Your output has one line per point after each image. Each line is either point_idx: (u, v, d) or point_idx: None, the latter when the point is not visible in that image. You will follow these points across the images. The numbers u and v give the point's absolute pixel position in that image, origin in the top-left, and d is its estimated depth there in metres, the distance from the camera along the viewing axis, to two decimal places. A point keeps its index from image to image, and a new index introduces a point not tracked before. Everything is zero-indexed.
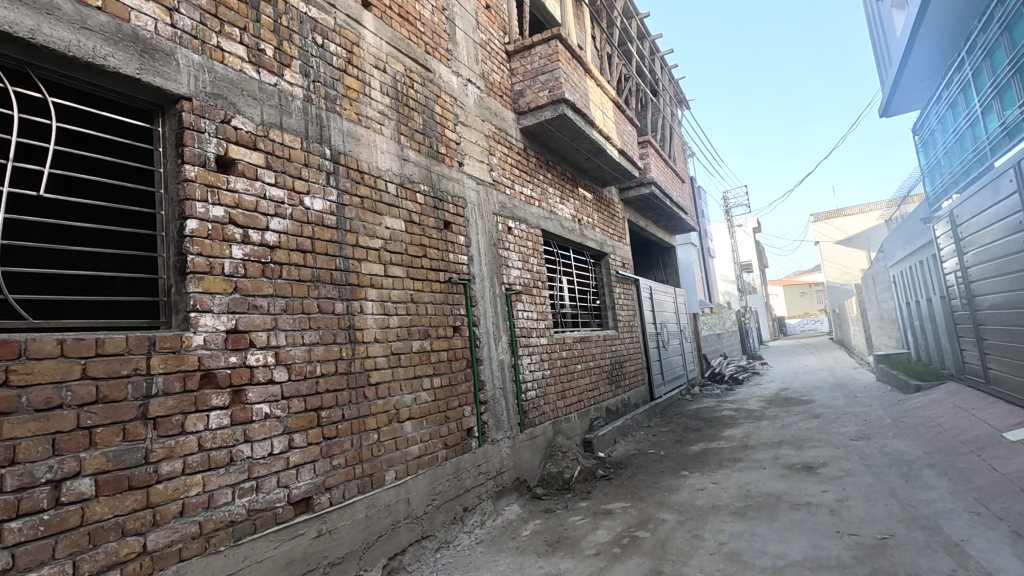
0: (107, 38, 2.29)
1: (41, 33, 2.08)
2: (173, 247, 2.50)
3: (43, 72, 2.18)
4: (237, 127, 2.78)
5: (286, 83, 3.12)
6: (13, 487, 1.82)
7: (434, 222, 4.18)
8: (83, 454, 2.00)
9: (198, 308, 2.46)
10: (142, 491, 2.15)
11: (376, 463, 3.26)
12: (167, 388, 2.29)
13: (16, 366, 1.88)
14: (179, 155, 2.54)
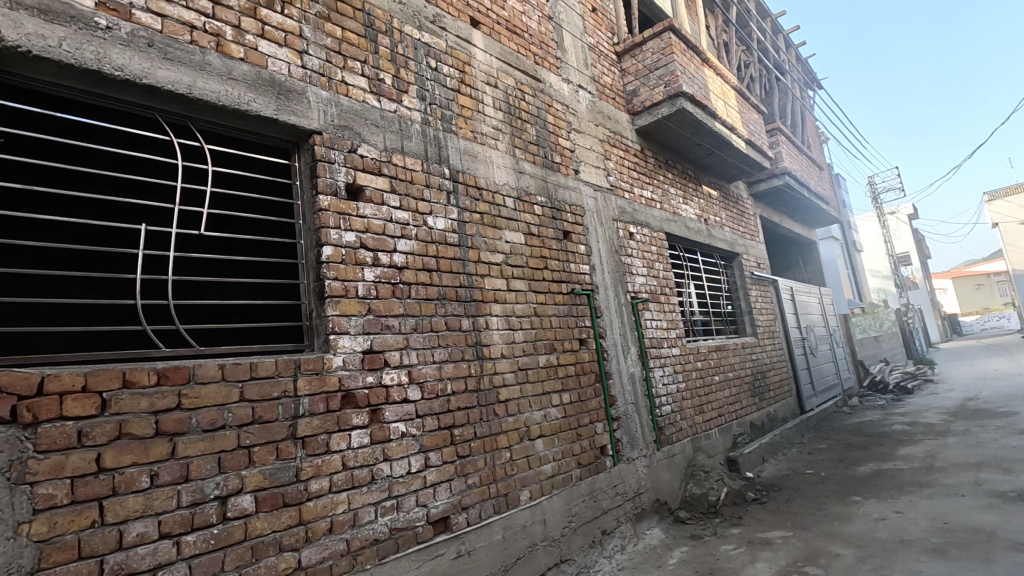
0: (249, 85, 2.48)
1: (196, 87, 2.29)
2: (313, 274, 2.62)
3: (199, 122, 2.40)
4: (363, 155, 2.88)
5: (404, 109, 3.20)
6: (187, 503, 1.96)
7: (552, 232, 4.07)
8: (243, 471, 2.12)
9: (337, 331, 2.55)
10: (295, 508, 2.24)
11: (510, 483, 3.17)
12: (313, 408, 2.38)
13: (186, 391, 2.04)
14: (313, 187, 2.68)
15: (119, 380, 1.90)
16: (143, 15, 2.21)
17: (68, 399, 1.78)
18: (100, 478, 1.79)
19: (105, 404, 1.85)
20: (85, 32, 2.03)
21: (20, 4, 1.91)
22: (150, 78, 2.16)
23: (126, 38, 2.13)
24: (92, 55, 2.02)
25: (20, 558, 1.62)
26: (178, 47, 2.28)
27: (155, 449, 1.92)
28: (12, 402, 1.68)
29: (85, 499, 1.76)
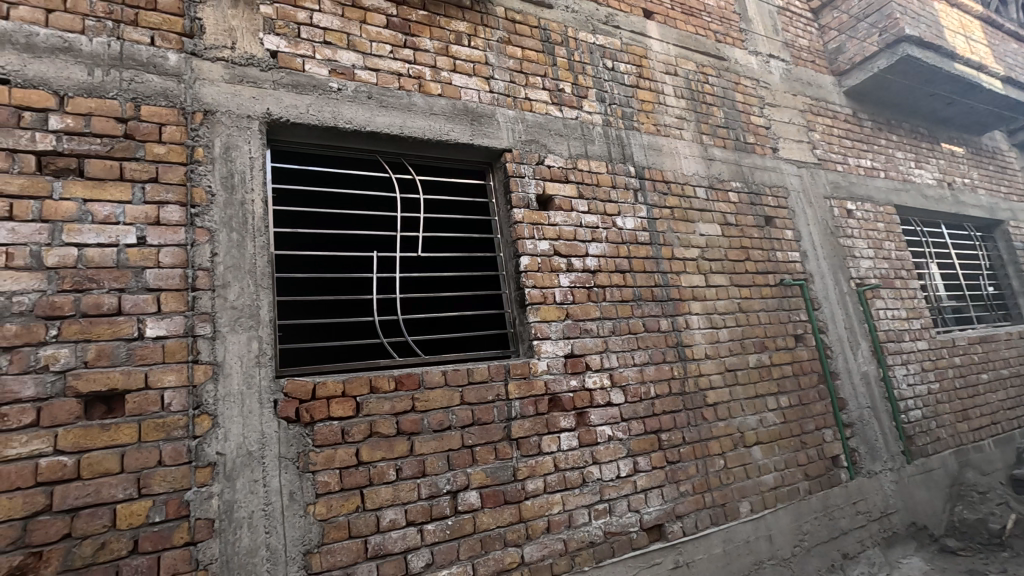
0: (448, 117, 2.71)
1: (407, 127, 2.57)
2: (513, 283, 2.76)
3: (410, 158, 2.69)
4: (550, 165, 2.97)
5: (585, 114, 3.23)
6: (426, 495, 2.18)
7: (752, 219, 3.72)
8: (469, 468, 2.30)
9: (539, 337, 2.65)
10: (515, 506, 2.36)
11: (727, 493, 2.94)
12: (523, 411, 2.50)
13: (418, 395, 2.28)
14: (508, 202, 2.83)
15: (368, 386, 2.19)
16: (362, 72, 2.54)
17: (333, 402, 2.10)
18: (360, 470, 2.08)
19: (358, 406, 2.14)
20: (323, 96, 2.41)
21: (278, 82, 2.33)
22: (372, 125, 2.48)
23: (352, 95, 2.47)
24: (329, 114, 2.39)
25: (309, 533, 1.94)
26: (390, 94, 2.58)
27: (398, 446, 2.17)
28: (295, 405, 2.04)
29: (350, 487, 2.04)
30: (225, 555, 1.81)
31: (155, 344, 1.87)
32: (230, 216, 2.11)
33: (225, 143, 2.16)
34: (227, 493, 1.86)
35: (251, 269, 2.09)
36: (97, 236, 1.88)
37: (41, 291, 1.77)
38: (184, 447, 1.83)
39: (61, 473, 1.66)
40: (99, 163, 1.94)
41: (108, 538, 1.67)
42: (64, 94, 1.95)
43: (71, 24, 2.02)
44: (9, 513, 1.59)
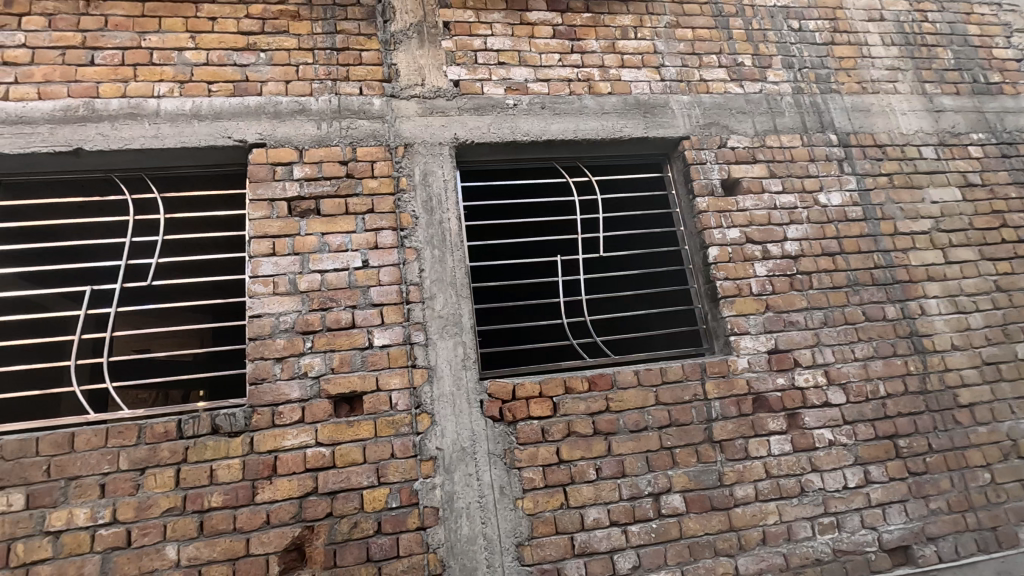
0: (620, 113, 2.67)
1: (580, 130, 2.59)
2: (702, 276, 2.60)
3: (585, 160, 2.71)
4: (734, 147, 2.75)
5: (771, 85, 2.93)
6: (628, 496, 2.15)
7: (1006, 176, 3.00)
8: (670, 471, 2.21)
9: (737, 332, 2.46)
10: (724, 512, 2.21)
11: (998, 514, 2.39)
12: (725, 411, 2.33)
13: (612, 395, 2.27)
14: (690, 191, 2.68)
15: (562, 386, 2.24)
16: (534, 85, 2.64)
17: (532, 402, 2.20)
18: (562, 468, 2.14)
19: (555, 406, 2.21)
20: (501, 114, 2.55)
21: (462, 108, 2.53)
22: (547, 134, 2.56)
23: (526, 108, 2.58)
24: (507, 129, 2.53)
25: (520, 526, 2.05)
26: (562, 100, 2.63)
27: (596, 445, 2.19)
28: (498, 404, 2.17)
29: (554, 484, 2.11)
30: (450, 540, 1.99)
31: (381, 351, 2.16)
32: (432, 234, 2.34)
33: (423, 170, 2.42)
34: (447, 485, 2.05)
35: (452, 281, 2.30)
36: (334, 262, 2.24)
37: (298, 311, 2.16)
38: (410, 442, 2.07)
39: (322, 461, 2.00)
40: (330, 201, 2.31)
41: (359, 518, 1.97)
42: (302, 148, 2.36)
43: (303, 89, 2.44)
44: (289, 492, 1.96)
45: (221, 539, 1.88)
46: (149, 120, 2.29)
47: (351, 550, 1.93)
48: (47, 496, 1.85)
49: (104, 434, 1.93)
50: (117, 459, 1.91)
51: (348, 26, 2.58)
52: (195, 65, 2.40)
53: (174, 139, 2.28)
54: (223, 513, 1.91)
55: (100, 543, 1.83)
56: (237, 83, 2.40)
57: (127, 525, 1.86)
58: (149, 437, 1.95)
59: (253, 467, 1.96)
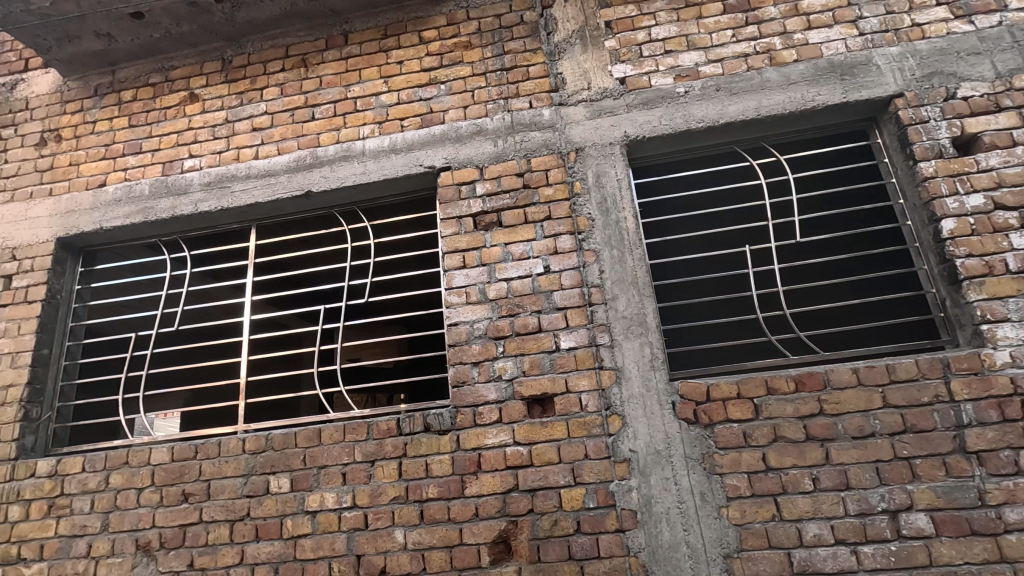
0: (811, 81, 2.38)
1: (763, 107, 2.37)
2: (934, 255, 2.19)
3: (771, 139, 2.47)
4: (966, 97, 2.28)
5: (1015, 12, 2.36)
6: (856, 512, 1.88)
7: None
8: (910, 485, 1.89)
9: (991, 320, 2.02)
10: (991, 539, 1.81)
11: None
12: (981, 416, 1.92)
13: (826, 397, 2.01)
14: (909, 157, 2.28)
15: (764, 387, 2.06)
16: (706, 68, 2.48)
17: (729, 403, 2.05)
18: (770, 476, 1.95)
19: (758, 409, 2.03)
20: (673, 103, 2.45)
21: (631, 104, 2.49)
22: (725, 117, 2.39)
23: (700, 93, 2.44)
24: (681, 119, 2.42)
25: (726, 536, 1.92)
26: (740, 78, 2.44)
27: (811, 453, 1.96)
28: (693, 406, 2.07)
29: (762, 494, 1.94)
30: (651, 545, 1.94)
31: (569, 354, 2.21)
32: (609, 235, 2.33)
33: (596, 172, 2.43)
34: (644, 488, 2.00)
35: (634, 280, 2.26)
36: (517, 270, 2.35)
37: (489, 318, 2.31)
38: (603, 443, 2.07)
39: (521, 459, 2.10)
40: (511, 213, 2.44)
41: (559, 516, 2.02)
42: (482, 166, 2.53)
43: (479, 112, 2.62)
44: (493, 487, 2.09)
45: (438, 527, 2.08)
46: (358, 159, 2.65)
47: (554, 547, 1.99)
48: (305, 481, 2.23)
49: (341, 430, 2.26)
50: (353, 452, 2.23)
51: (515, 45, 2.70)
52: (389, 106, 2.73)
53: (378, 173, 2.61)
54: (438, 504, 2.11)
55: (345, 524, 2.15)
56: (423, 116, 2.67)
57: (363, 509, 2.15)
58: (376, 433, 2.24)
59: (460, 463, 2.14)
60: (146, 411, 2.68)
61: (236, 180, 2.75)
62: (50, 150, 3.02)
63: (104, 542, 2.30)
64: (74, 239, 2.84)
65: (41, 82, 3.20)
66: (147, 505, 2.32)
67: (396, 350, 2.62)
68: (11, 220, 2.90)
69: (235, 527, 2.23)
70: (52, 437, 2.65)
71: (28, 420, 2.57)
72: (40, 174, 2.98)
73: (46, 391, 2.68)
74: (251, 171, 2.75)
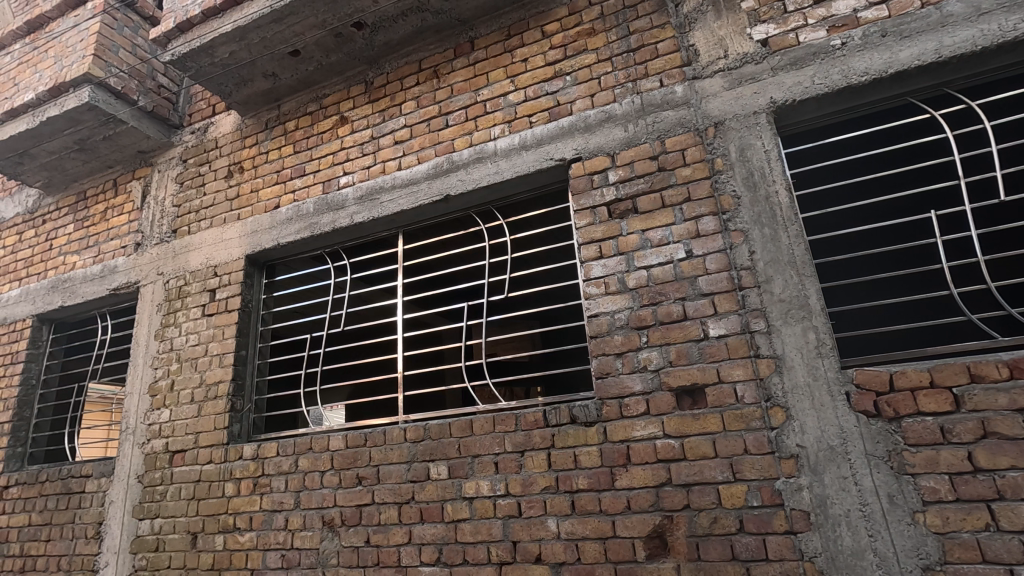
0: (1011, 6, 1.98)
1: (945, 47, 2.02)
2: None
3: (958, 83, 2.10)
4: None
5: None
6: None
7: None
8: None
9: None
10: None
11: None
12: None
13: None
14: None
15: (967, 374, 1.76)
16: (867, 13, 2.18)
17: (920, 394, 1.79)
18: (981, 479, 1.66)
19: (959, 400, 1.74)
20: (827, 59, 2.19)
21: (776, 67, 2.27)
22: (895, 65, 2.08)
23: (861, 43, 2.15)
24: (838, 75, 2.15)
25: (925, 546, 1.67)
26: (911, 19, 2.11)
27: None
28: (873, 398, 1.84)
29: (971, 499, 1.66)
30: (829, 551, 1.76)
31: (719, 342, 2.07)
32: (759, 213, 2.15)
33: (739, 146, 2.25)
34: (817, 487, 1.82)
35: (790, 260, 2.06)
36: (658, 257, 2.26)
37: (630, 308, 2.25)
38: (765, 437, 1.92)
39: (673, 452, 2.02)
40: (646, 198, 2.35)
41: (718, 514, 1.91)
42: (613, 153, 2.47)
43: (607, 98, 2.56)
44: (645, 481, 2.04)
45: (590, 519, 2.08)
46: (491, 160, 2.74)
47: (715, 546, 1.89)
48: (461, 469, 2.36)
49: (492, 422, 2.36)
50: (504, 442, 2.31)
51: (641, 23, 2.60)
52: (517, 104, 2.78)
53: (510, 171, 2.67)
54: (589, 495, 2.11)
55: (500, 511, 2.24)
56: (551, 110, 2.68)
57: (517, 497, 2.22)
58: (524, 425, 2.29)
59: (609, 455, 2.11)
60: (322, 403, 3.03)
61: (384, 192, 2.98)
62: (235, 180, 3.53)
63: (297, 517, 2.64)
64: (258, 255, 3.29)
65: (225, 123, 3.74)
66: (329, 487, 2.62)
67: (530, 344, 2.70)
68: (212, 242, 3.44)
69: (402, 509, 2.43)
70: (253, 425, 3.10)
71: (234, 411, 3.04)
72: (230, 202, 3.49)
73: (246, 386, 3.14)
74: (396, 182, 2.97)
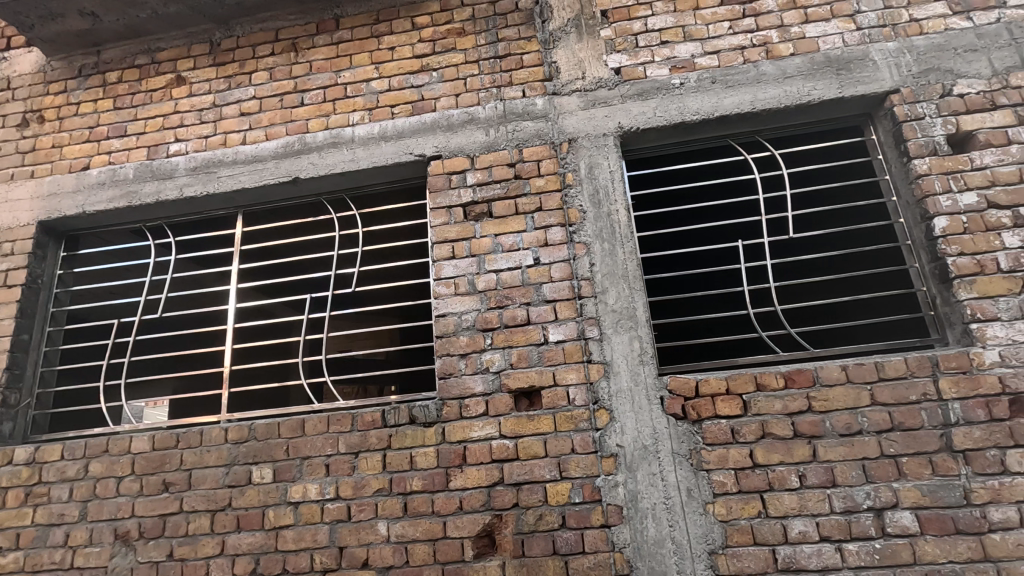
0: (807, 75, 2.35)
1: (758, 100, 2.35)
2: (926, 254, 2.16)
3: (766, 133, 2.44)
4: (963, 94, 2.24)
5: (1012, 10, 2.32)
6: (841, 509, 1.87)
7: None
8: (896, 483, 1.87)
9: (981, 318, 1.99)
10: (975, 538, 1.79)
11: None
12: (969, 416, 1.90)
13: (815, 393, 2.00)
14: (903, 155, 2.25)
15: (753, 383, 2.04)
16: (702, 59, 2.45)
17: (718, 399, 2.04)
18: (757, 473, 1.94)
19: (746, 405, 2.02)
20: (667, 95, 2.42)
21: (625, 95, 2.45)
22: (720, 110, 2.36)
23: (695, 85, 2.41)
24: (675, 111, 2.39)
25: (712, 533, 1.91)
26: (735, 71, 2.41)
27: (798, 450, 1.94)
28: (681, 402, 2.06)
29: (749, 490, 1.93)
30: (635, 541, 1.93)
31: (557, 347, 2.18)
32: (601, 228, 2.30)
33: (588, 163, 2.39)
34: (630, 483, 1.99)
35: (624, 274, 2.23)
36: (507, 262, 2.32)
37: (477, 309, 2.28)
38: (590, 437, 2.05)
39: (506, 453, 2.08)
40: (501, 204, 2.40)
41: (544, 510, 2.00)
42: (473, 156, 2.49)
43: (471, 100, 2.57)
44: (478, 481, 2.07)
45: (421, 520, 2.06)
46: (347, 146, 2.61)
47: (538, 542, 1.98)
48: (287, 472, 2.19)
49: (326, 421, 2.23)
50: (337, 443, 2.20)
51: (509, 33, 2.65)
52: (380, 92, 2.68)
53: (367, 161, 2.57)
54: (422, 496, 2.08)
55: (327, 515, 2.12)
56: (414, 104, 2.62)
57: (346, 501, 2.12)
58: (360, 425, 2.21)
59: (445, 456, 2.11)
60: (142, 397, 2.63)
61: (223, 165, 2.69)
62: (32, 131, 2.95)
63: (82, 531, 2.26)
64: (56, 223, 2.78)
65: (23, 60, 3.12)
66: (126, 495, 2.28)
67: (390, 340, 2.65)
68: None
69: (216, 518, 2.19)
70: (32, 424, 2.60)
71: (6, 407, 2.52)
72: (21, 155, 2.91)
73: (25, 377, 2.62)
74: (238, 156, 2.70)
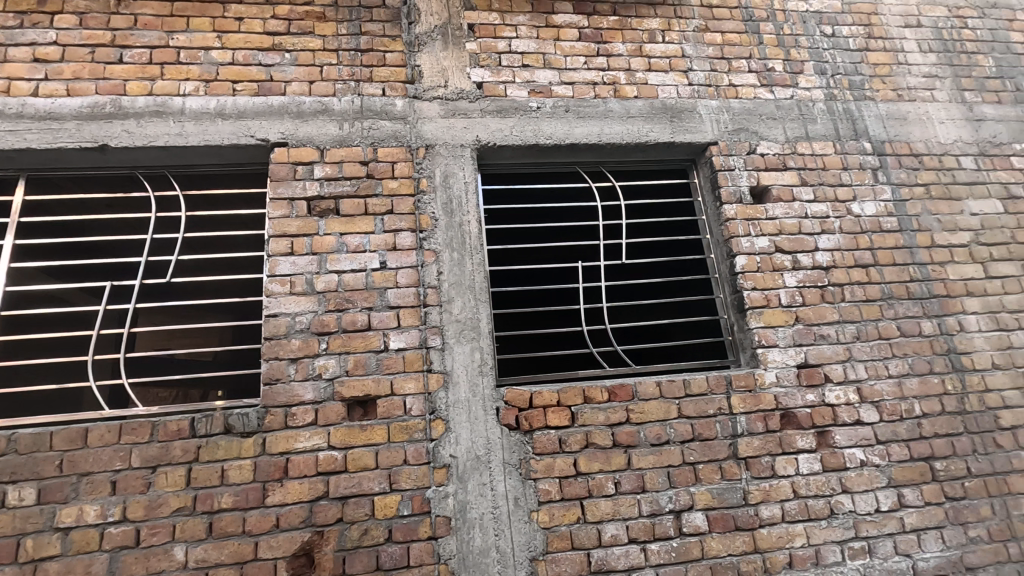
0: (646, 117, 2.60)
1: (604, 134, 2.54)
2: (728, 287, 2.49)
3: (609, 165, 2.65)
4: (763, 153, 2.64)
5: (803, 91, 2.80)
6: (647, 512, 2.06)
7: None
8: (693, 487, 2.11)
9: (764, 344, 2.35)
10: (749, 533, 2.08)
11: None
12: (751, 428, 2.22)
13: (633, 406, 2.18)
14: (717, 199, 2.58)
15: (581, 396, 2.17)
16: (558, 88, 2.59)
17: (549, 411, 2.13)
18: (579, 481, 2.06)
19: (574, 416, 2.14)
20: (524, 116, 2.51)
21: (485, 109, 2.50)
22: (571, 137, 2.51)
23: (551, 111, 2.54)
24: (531, 132, 2.49)
25: (534, 540, 1.98)
26: (586, 104, 2.58)
27: (616, 458, 2.10)
28: (515, 413, 2.12)
29: (570, 498, 2.04)
30: (461, 552, 1.93)
31: (397, 355, 2.12)
32: (451, 237, 2.30)
33: (443, 172, 2.38)
34: (460, 494, 1.99)
35: (470, 285, 2.25)
36: (351, 263, 2.21)
37: (314, 311, 2.13)
38: (424, 448, 2.02)
39: (334, 465, 1.96)
40: (349, 202, 2.29)
41: (369, 525, 1.92)
42: (322, 148, 2.35)
43: (325, 90, 2.43)
44: (299, 496, 1.92)
45: (229, 542, 1.85)
46: (173, 118, 2.30)
47: (361, 558, 1.88)
48: (58, 492, 1.83)
49: (116, 431, 1.91)
50: (129, 457, 1.89)
51: (372, 27, 2.56)
52: (220, 64, 2.41)
53: (197, 137, 2.28)
54: (232, 515, 1.87)
55: (108, 541, 1.81)
56: (260, 83, 2.40)
57: (136, 523, 1.83)
58: (161, 435, 1.93)
59: (263, 469, 1.93)
60: None
61: (2, 118, 2.21)
62: None
63: None
64: None
65: None
66: None
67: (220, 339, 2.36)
68: None
69: None
70: None
71: None
72: None
73: None
74: (24, 110, 2.23)
